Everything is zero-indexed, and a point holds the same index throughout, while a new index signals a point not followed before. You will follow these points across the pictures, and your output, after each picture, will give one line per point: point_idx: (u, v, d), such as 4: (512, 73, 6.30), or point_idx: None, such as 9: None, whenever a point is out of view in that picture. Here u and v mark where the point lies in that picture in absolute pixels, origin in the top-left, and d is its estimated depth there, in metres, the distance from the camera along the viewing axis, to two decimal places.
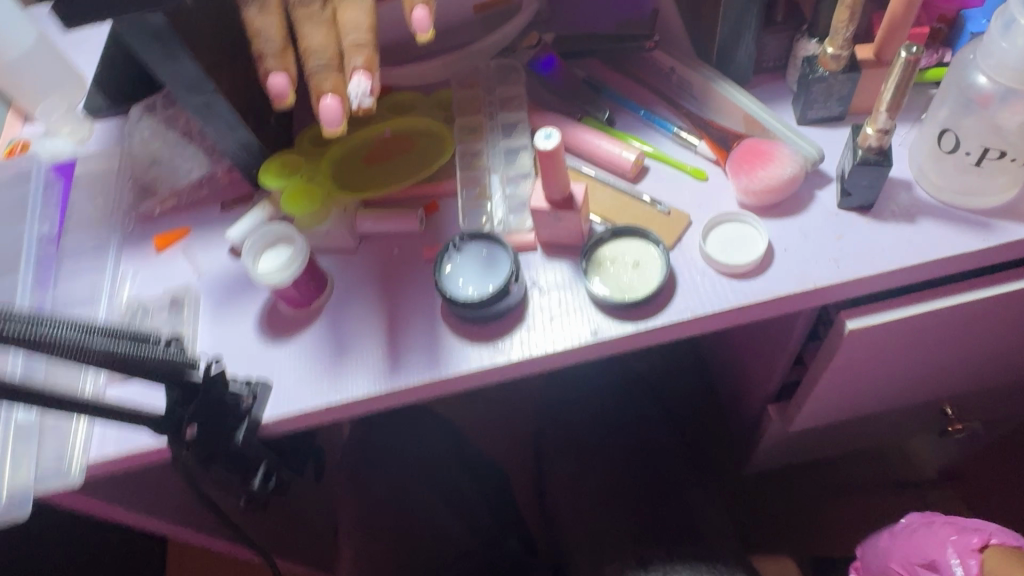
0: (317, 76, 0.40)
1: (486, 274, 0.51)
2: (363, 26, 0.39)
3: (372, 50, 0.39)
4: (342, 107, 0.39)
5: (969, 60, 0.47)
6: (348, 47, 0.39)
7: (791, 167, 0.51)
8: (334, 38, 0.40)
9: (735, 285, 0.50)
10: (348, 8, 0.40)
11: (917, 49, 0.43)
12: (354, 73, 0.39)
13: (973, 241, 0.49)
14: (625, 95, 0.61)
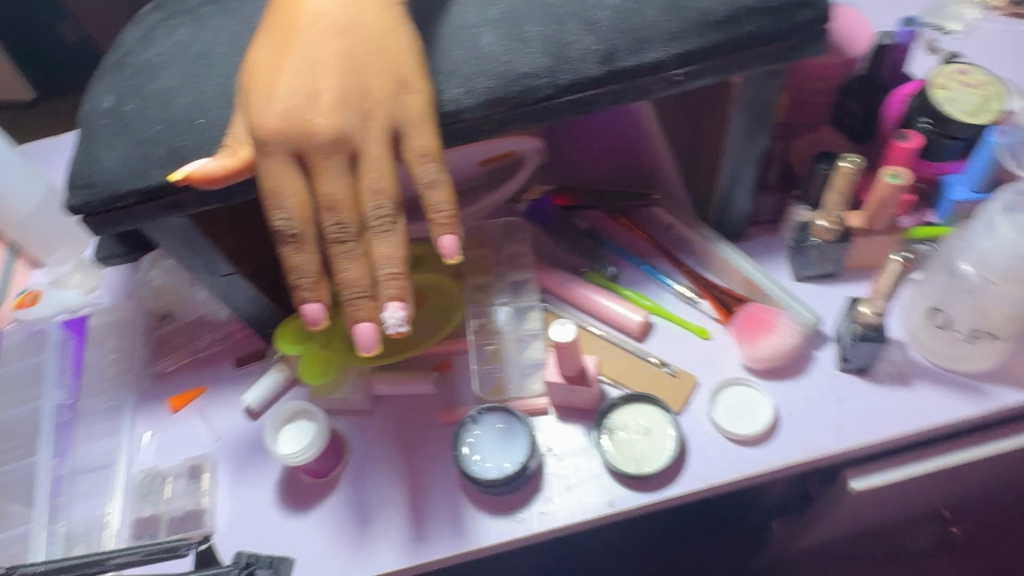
0: (352, 304, 0.41)
1: (503, 448, 0.52)
2: (396, 260, 0.40)
3: (408, 282, 0.41)
4: (377, 330, 0.42)
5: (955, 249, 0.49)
6: (383, 279, 0.40)
7: (791, 337, 0.53)
8: (369, 269, 0.41)
9: (745, 452, 0.52)
10: (383, 244, 0.40)
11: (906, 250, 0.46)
12: (388, 303, 0.40)
13: (966, 406, 0.52)
14: (627, 247, 0.63)
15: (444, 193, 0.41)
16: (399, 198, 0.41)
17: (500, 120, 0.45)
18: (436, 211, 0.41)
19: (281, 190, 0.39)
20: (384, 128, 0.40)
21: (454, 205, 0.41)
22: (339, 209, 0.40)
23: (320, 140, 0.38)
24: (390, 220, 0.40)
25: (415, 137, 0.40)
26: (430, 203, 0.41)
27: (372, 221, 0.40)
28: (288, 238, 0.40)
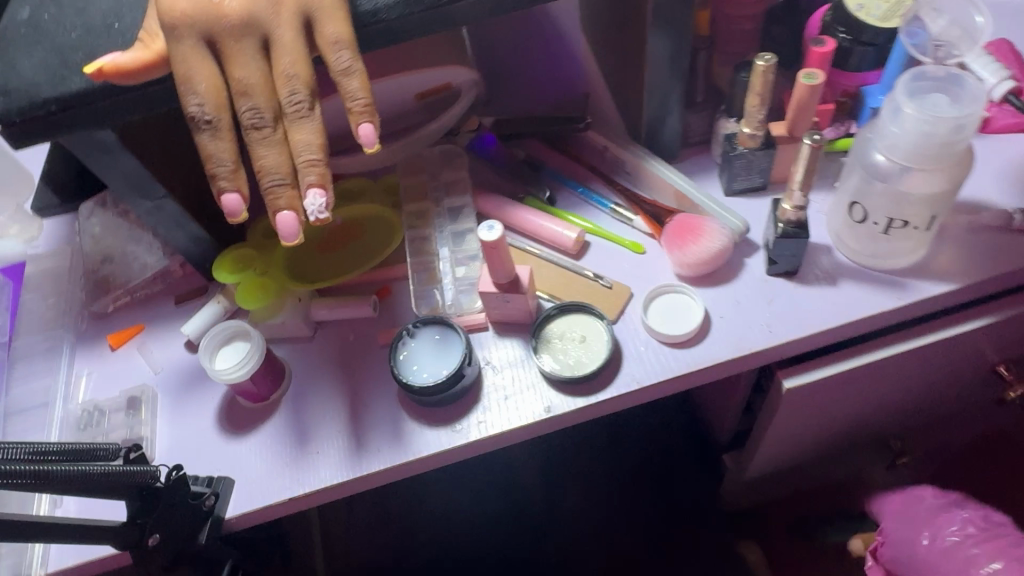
0: (273, 192, 0.42)
1: (440, 357, 0.53)
2: (314, 146, 0.42)
3: (326, 167, 0.42)
4: (298, 218, 0.43)
5: (868, 139, 0.51)
6: (302, 166, 0.42)
7: (720, 240, 0.55)
8: (289, 157, 0.42)
9: (677, 353, 0.53)
10: (301, 131, 0.42)
11: (816, 138, 0.48)
12: (308, 190, 0.42)
13: (889, 301, 0.53)
14: (564, 173, 0.64)
15: (360, 81, 0.42)
16: (315, 87, 0.42)
17: (417, 20, 0.46)
18: (353, 99, 0.42)
19: (195, 73, 0.40)
20: (296, 15, 0.41)
21: (369, 93, 0.42)
22: (254, 94, 0.41)
23: (231, 22, 0.40)
24: (305, 107, 0.42)
25: (328, 26, 0.42)
26: (346, 90, 0.42)
27: (288, 106, 0.41)
28: (204, 123, 0.41)
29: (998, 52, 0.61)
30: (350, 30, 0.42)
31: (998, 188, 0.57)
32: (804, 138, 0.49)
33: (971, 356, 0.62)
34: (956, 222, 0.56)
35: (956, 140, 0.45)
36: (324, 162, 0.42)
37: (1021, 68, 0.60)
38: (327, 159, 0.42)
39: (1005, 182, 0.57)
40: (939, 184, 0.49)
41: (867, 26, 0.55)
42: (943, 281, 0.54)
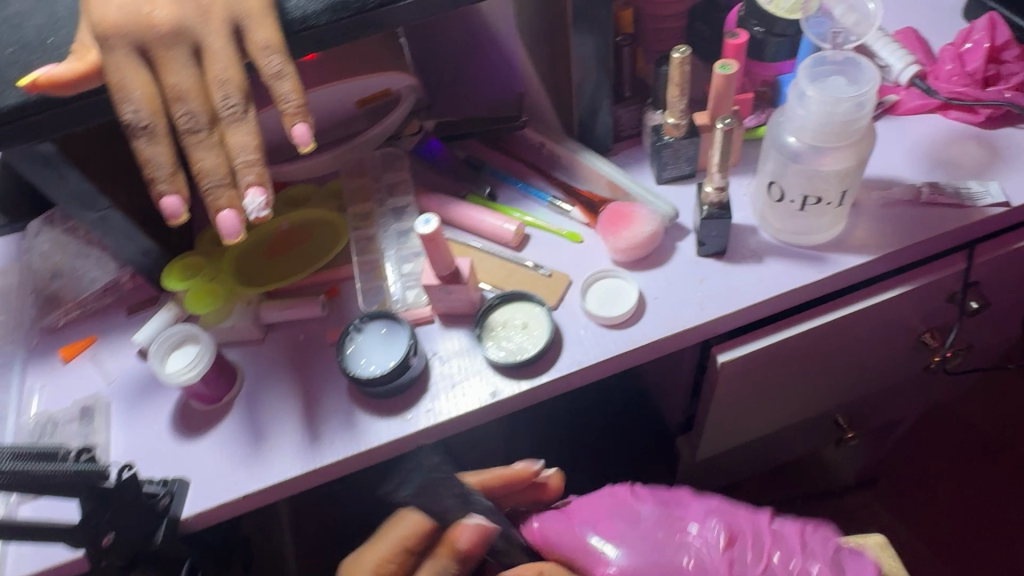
0: (212, 193, 0.44)
1: (387, 350, 0.55)
2: (250, 148, 0.43)
3: (264, 167, 0.44)
4: (238, 218, 0.45)
5: (779, 123, 0.54)
6: (240, 167, 0.44)
7: (650, 224, 0.58)
8: (226, 159, 0.44)
9: (614, 334, 0.56)
10: (237, 132, 0.43)
11: (729, 121, 0.51)
12: (247, 190, 0.44)
13: (811, 275, 0.56)
14: (504, 171, 0.66)
15: (291, 84, 0.44)
16: (248, 91, 0.44)
17: (345, 25, 0.48)
18: (286, 101, 0.44)
19: (129, 82, 0.42)
20: (225, 23, 0.43)
21: (302, 95, 0.44)
22: (188, 99, 0.43)
23: (162, 30, 0.42)
24: (240, 109, 0.43)
25: (257, 32, 0.44)
26: (278, 92, 0.44)
27: (223, 110, 0.43)
28: (139, 129, 0.43)
29: (906, 40, 0.66)
30: (279, 35, 0.44)
31: (907, 165, 0.61)
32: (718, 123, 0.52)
33: (896, 326, 0.65)
34: (870, 199, 0.59)
35: (856, 118, 0.48)
36: (261, 163, 0.44)
37: (925, 55, 0.66)
38: (264, 160, 0.44)
39: (913, 160, 0.61)
40: (847, 161, 0.52)
41: (777, 18, 0.58)
42: (860, 253, 0.57)
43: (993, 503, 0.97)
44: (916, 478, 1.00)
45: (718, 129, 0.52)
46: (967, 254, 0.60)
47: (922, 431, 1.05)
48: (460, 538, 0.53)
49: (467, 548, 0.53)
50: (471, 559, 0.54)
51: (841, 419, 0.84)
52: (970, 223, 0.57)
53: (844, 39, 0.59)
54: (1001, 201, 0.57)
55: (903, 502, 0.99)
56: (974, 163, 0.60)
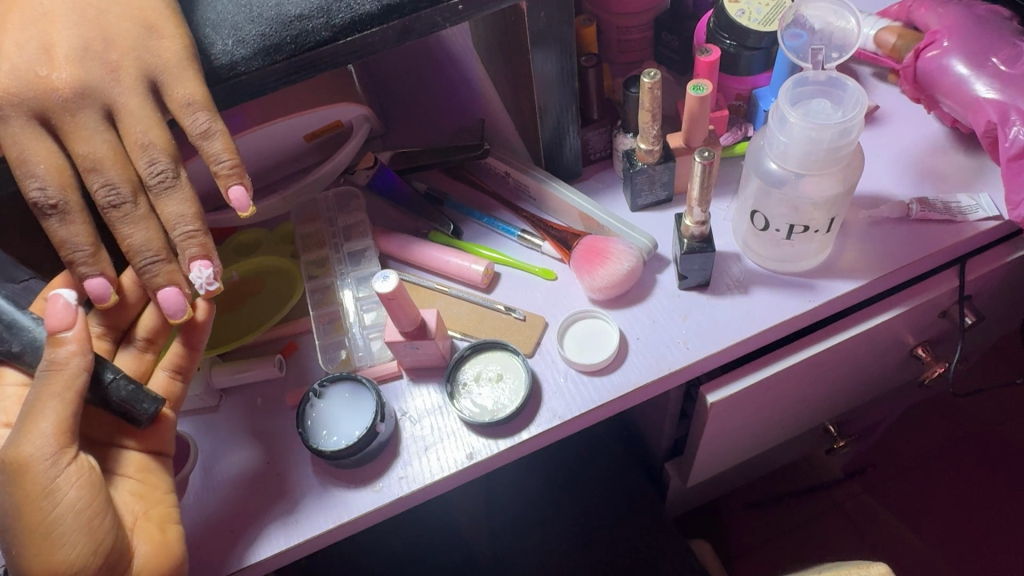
0: (149, 272, 0.40)
1: (350, 416, 0.51)
2: (187, 218, 0.40)
3: (207, 237, 0.40)
4: (182, 293, 0.41)
5: (760, 148, 0.50)
6: (180, 240, 0.40)
7: (627, 260, 0.54)
8: (160, 232, 0.40)
9: (596, 381, 0.52)
10: (170, 202, 0.40)
11: (709, 154, 0.46)
12: (191, 263, 0.40)
13: (802, 304, 0.53)
14: (467, 204, 0.62)
15: (223, 142, 0.40)
16: (175, 152, 0.40)
17: (280, 70, 0.43)
18: (219, 162, 0.40)
19: (31, 156, 0.39)
20: (139, 80, 0.40)
21: (235, 153, 0.40)
22: (104, 169, 0.39)
23: (63, 95, 0.38)
24: (170, 175, 0.40)
25: (178, 88, 0.40)
26: (209, 153, 0.40)
27: (150, 177, 0.39)
28: (50, 208, 0.39)
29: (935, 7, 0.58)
30: (203, 89, 0.40)
31: (893, 180, 0.57)
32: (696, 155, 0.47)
33: (888, 343, 0.62)
34: (856, 218, 0.56)
35: (842, 145, 0.45)
36: (203, 232, 0.40)
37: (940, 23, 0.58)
38: (206, 228, 0.41)
39: (900, 173, 0.58)
40: (834, 187, 0.48)
41: (750, 31, 0.55)
42: (851, 278, 0.53)
43: (996, 492, 0.93)
44: (909, 472, 0.97)
45: (696, 163, 0.47)
46: (958, 270, 0.57)
47: (917, 418, 0.99)
48: (47, 315, 0.40)
49: (65, 322, 0.40)
50: (81, 334, 0.40)
51: (833, 428, 0.81)
52: (962, 239, 0.54)
53: (826, 56, 0.54)
54: (994, 215, 0.54)
55: (897, 496, 0.95)
56: (961, 173, 0.57)
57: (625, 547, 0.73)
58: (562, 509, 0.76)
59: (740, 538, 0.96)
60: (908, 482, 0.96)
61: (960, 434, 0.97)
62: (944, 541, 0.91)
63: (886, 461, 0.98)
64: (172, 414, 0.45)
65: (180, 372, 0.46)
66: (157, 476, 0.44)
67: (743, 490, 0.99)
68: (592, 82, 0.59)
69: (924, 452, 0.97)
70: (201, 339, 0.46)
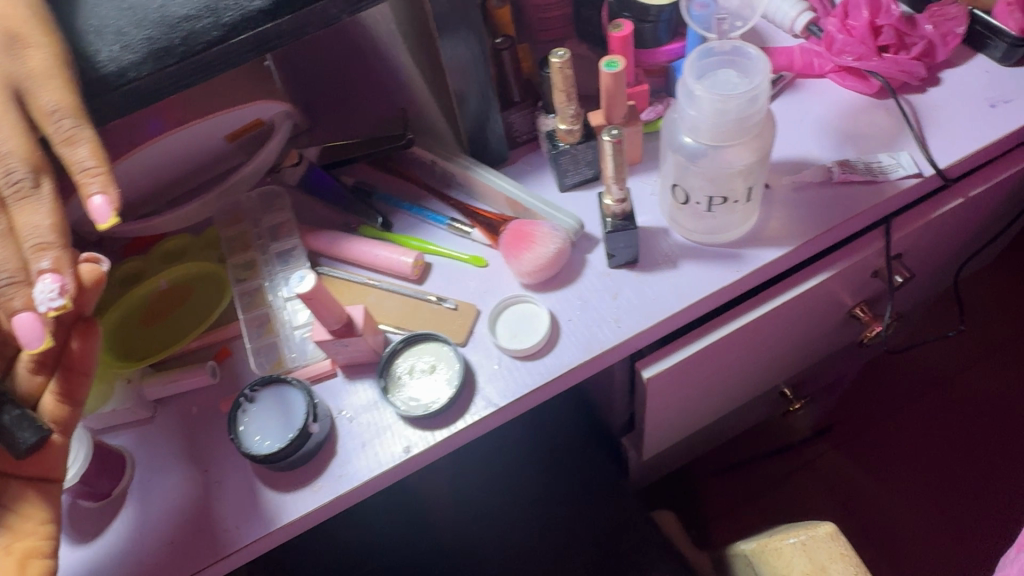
0: (5, 294, 0.38)
1: (280, 419, 0.50)
2: (41, 230, 0.38)
3: (60, 248, 0.39)
4: (40, 320, 0.38)
5: (672, 121, 0.50)
6: (33, 252, 0.38)
7: (554, 242, 0.53)
8: (17, 250, 0.38)
9: (529, 366, 0.52)
10: (26, 211, 0.39)
11: (616, 132, 0.46)
12: (40, 276, 0.38)
13: (729, 275, 0.53)
14: (397, 195, 0.61)
15: (89, 148, 0.40)
16: (39, 161, 0.40)
17: (174, 74, 0.42)
18: (83, 167, 0.39)
19: None
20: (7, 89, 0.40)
21: (102, 158, 0.40)
22: None
23: None
24: (28, 184, 0.39)
25: (43, 95, 0.40)
26: (73, 159, 0.39)
27: (6, 188, 0.39)
28: None
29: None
30: (72, 97, 0.40)
31: (815, 144, 0.57)
32: (605, 134, 0.47)
33: (824, 306, 0.63)
34: (781, 183, 0.56)
35: (749, 113, 0.45)
36: (57, 244, 0.39)
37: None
38: (63, 235, 0.39)
39: (822, 137, 0.58)
40: (748, 156, 0.48)
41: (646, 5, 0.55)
42: (776, 245, 0.54)
43: (954, 442, 0.95)
44: (869, 425, 0.98)
45: (605, 142, 0.46)
46: (885, 230, 0.57)
47: (874, 374, 1.01)
48: None
49: None
50: None
51: (789, 389, 0.82)
52: (883, 199, 0.54)
53: (729, 26, 0.54)
54: (914, 173, 0.54)
55: (862, 451, 0.97)
56: (881, 131, 0.57)
57: (586, 524, 0.74)
58: (524, 489, 0.77)
59: (712, 499, 0.97)
60: (872, 436, 0.97)
61: (917, 386, 0.99)
62: (906, 493, 0.93)
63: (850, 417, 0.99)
64: (61, 438, 0.44)
65: (68, 397, 0.44)
66: (32, 507, 0.42)
67: (711, 455, 1.00)
68: (508, 64, 0.57)
69: (884, 407, 0.99)
70: (88, 366, 0.44)
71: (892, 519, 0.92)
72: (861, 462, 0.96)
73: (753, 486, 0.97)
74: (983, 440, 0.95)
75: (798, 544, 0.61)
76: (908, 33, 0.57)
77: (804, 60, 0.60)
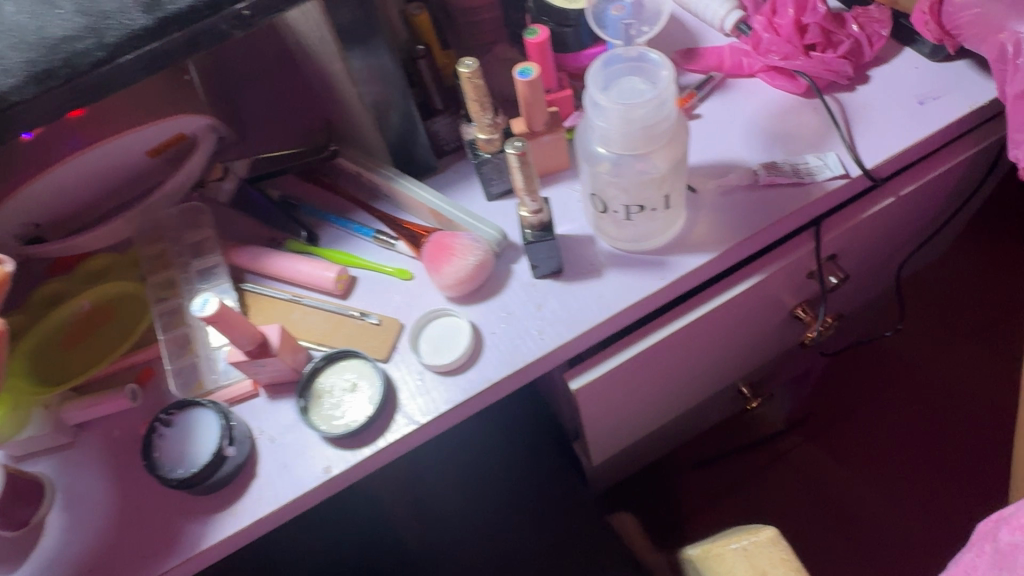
0: None
1: (196, 442, 0.49)
2: None
3: None
4: None
5: (583, 132, 0.49)
6: None
7: (475, 254, 0.52)
8: None
9: (451, 381, 0.51)
10: None
11: (519, 144, 0.45)
12: None
13: (653, 283, 0.52)
14: (324, 207, 0.60)
15: None
16: None
17: (58, 96, 0.41)
18: None
19: None
20: None
21: None
22: None
23: None
24: None
25: None
26: None
27: None
28: None
29: None
30: None
31: (744, 146, 0.56)
32: (509, 146, 0.46)
33: (761, 308, 0.62)
34: (707, 187, 0.55)
35: (655, 121, 0.44)
36: None
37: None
38: None
39: (751, 138, 0.57)
40: (661, 163, 0.47)
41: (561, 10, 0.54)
42: (701, 251, 0.53)
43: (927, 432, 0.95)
44: (842, 415, 0.98)
45: (509, 155, 0.45)
46: (815, 232, 0.56)
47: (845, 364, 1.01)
48: None
49: None
50: None
51: (745, 387, 0.82)
52: (811, 202, 0.53)
53: (637, 31, 0.55)
54: (840, 174, 0.54)
55: (834, 442, 0.97)
56: (810, 132, 0.56)
57: (536, 532, 0.73)
58: (477, 496, 0.77)
59: (683, 495, 0.98)
60: (843, 426, 0.98)
61: (891, 376, 0.99)
62: (866, 488, 0.94)
63: (822, 408, 0.99)
64: None
65: None
66: None
67: (685, 449, 1.01)
68: (425, 72, 0.56)
69: (851, 398, 0.99)
70: None
71: (858, 514, 0.92)
72: (834, 453, 0.97)
73: (727, 480, 0.97)
74: (956, 428, 0.95)
75: (741, 550, 0.61)
76: (834, 31, 0.57)
77: (733, 60, 0.60)
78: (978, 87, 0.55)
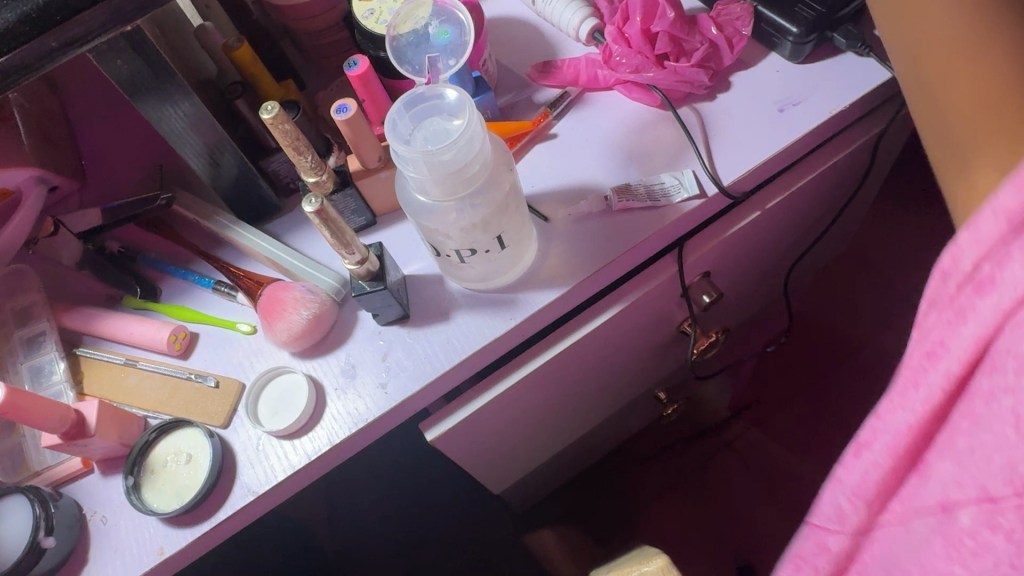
0: None
1: (15, 530, 0.46)
2: None
3: None
4: None
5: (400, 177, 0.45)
6: None
7: (308, 307, 0.49)
8: None
9: (293, 444, 0.48)
10: None
11: (316, 201, 0.42)
12: None
13: (501, 324, 0.49)
14: (164, 258, 0.56)
15: None
16: None
17: None
18: None
19: None
20: None
21: None
22: None
23: None
24: None
25: None
26: None
27: None
28: None
29: None
30: None
31: (599, 166, 0.53)
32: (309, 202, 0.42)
33: (638, 331, 0.59)
34: (559, 216, 0.52)
35: (460, 166, 0.40)
36: None
37: None
38: None
39: (606, 158, 0.53)
40: (482, 206, 0.43)
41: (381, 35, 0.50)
42: (552, 286, 0.50)
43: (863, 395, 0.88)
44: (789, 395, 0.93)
45: (309, 213, 0.42)
46: (678, 253, 0.53)
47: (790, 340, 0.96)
48: None
49: None
50: None
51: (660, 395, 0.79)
52: (666, 225, 0.50)
53: (443, 65, 0.49)
54: (696, 193, 0.50)
55: (781, 425, 0.93)
56: (666, 148, 0.53)
57: None
58: None
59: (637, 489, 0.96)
60: (787, 408, 0.93)
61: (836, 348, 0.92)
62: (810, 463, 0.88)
63: (768, 391, 0.94)
64: None
65: None
66: None
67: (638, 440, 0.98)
68: (245, 112, 0.52)
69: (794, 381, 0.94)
70: None
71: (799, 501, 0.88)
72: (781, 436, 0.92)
73: (677, 471, 0.94)
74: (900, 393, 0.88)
75: None
76: (686, 38, 0.54)
77: (588, 73, 0.56)
78: (841, 89, 0.52)
